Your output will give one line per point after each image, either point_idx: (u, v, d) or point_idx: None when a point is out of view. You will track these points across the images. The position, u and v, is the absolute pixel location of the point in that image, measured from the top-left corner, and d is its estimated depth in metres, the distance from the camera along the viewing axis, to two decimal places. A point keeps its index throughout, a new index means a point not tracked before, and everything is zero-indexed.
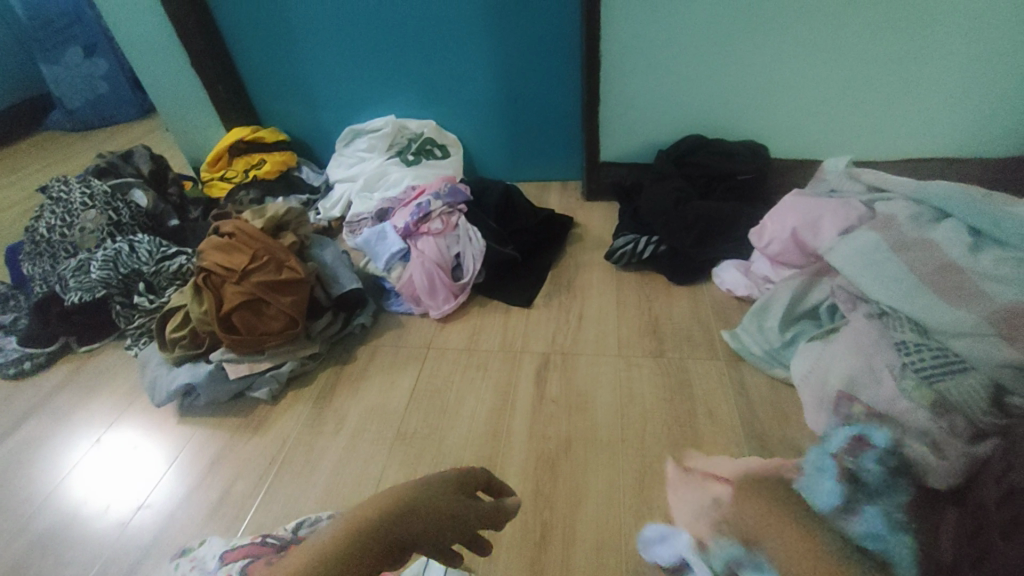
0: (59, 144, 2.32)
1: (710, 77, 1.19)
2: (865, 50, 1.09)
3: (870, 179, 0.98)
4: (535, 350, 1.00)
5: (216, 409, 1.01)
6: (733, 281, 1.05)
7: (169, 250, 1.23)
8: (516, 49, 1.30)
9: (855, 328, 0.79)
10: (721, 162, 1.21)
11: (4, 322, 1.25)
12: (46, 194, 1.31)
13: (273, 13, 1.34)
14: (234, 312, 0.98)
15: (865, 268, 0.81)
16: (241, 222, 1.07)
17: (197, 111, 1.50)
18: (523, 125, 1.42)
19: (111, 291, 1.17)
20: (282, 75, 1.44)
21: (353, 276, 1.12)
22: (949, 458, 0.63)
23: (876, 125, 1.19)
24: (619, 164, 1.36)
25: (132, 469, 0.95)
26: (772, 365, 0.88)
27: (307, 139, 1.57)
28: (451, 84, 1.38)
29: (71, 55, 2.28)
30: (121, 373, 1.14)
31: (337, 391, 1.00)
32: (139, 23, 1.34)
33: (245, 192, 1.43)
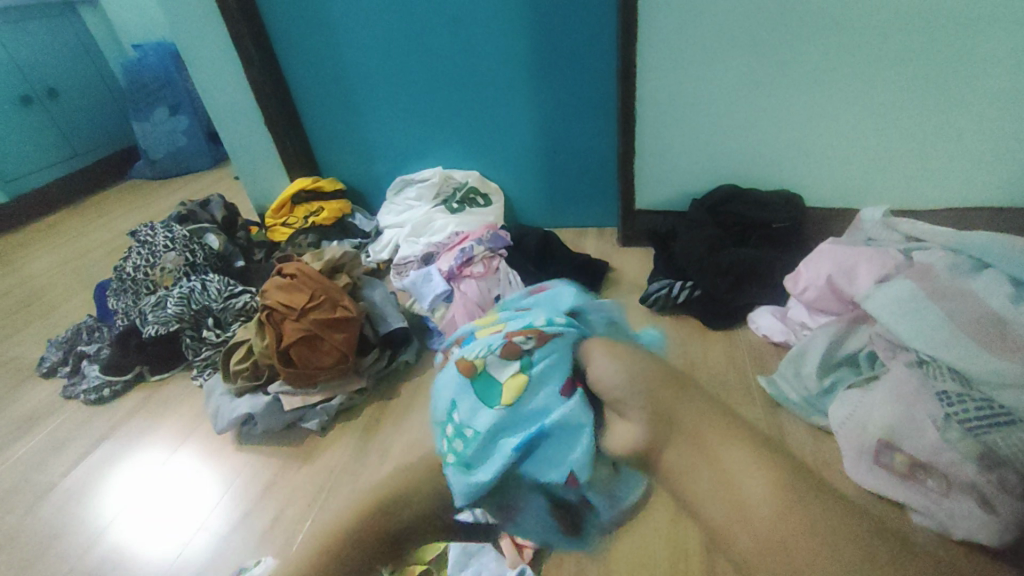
0: (141, 191, 2.57)
1: (745, 128, 1.24)
2: (895, 103, 1.13)
3: (907, 230, 1.00)
4: None
5: (270, 438, 1.08)
6: (769, 326, 1.05)
7: (236, 289, 1.35)
8: (556, 106, 1.40)
9: (895, 377, 0.79)
10: (756, 211, 1.24)
11: (88, 352, 1.39)
12: (134, 237, 1.47)
13: (339, 79, 1.50)
14: (292, 346, 1.06)
15: (904, 318, 0.82)
16: (303, 263, 1.17)
17: (267, 164, 1.66)
18: (561, 174, 1.50)
19: (183, 325, 1.29)
20: (342, 131, 1.59)
21: (400, 316, 1.19)
22: (998, 514, 0.64)
23: (914, 174, 1.19)
24: (654, 211, 1.41)
25: (193, 490, 1.02)
26: (811, 413, 0.87)
27: (361, 188, 1.70)
28: (494, 137, 1.49)
29: (159, 114, 2.57)
30: (188, 402, 1.24)
31: (382, 425, 1.06)
32: (225, 90, 1.53)
33: (304, 235, 1.55)
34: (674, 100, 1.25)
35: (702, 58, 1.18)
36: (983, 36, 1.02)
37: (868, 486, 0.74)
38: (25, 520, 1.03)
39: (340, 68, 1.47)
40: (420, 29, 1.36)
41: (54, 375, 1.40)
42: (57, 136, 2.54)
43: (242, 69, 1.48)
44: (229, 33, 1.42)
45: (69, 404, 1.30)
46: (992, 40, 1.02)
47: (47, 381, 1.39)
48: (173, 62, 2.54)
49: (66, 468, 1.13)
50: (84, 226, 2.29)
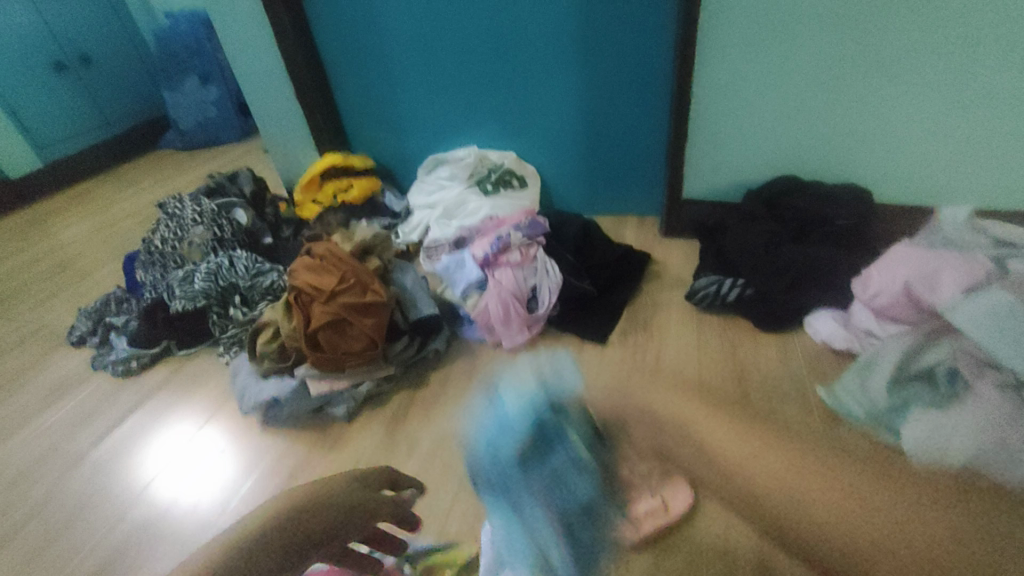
0: (171, 161, 2.57)
1: (810, 114, 1.14)
2: (987, 92, 1.02)
3: (999, 234, 0.90)
4: (610, 392, 0.98)
5: (295, 423, 1.05)
6: (829, 332, 0.98)
7: (263, 267, 1.32)
8: (603, 85, 1.31)
9: (982, 399, 0.71)
10: (817, 205, 1.14)
11: (116, 324, 1.37)
12: (162, 209, 1.44)
13: (374, 51, 1.43)
14: (320, 330, 1.02)
15: (996, 334, 0.74)
16: (332, 244, 1.13)
17: (297, 138, 1.61)
18: (604, 159, 1.42)
19: (210, 301, 1.26)
20: (376, 106, 1.53)
21: (431, 303, 1.14)
22: None
23: (1001, 172, 1.08)
24: (702, 201, 1.32)
25: (217, 474, 0.99)
26: (880, 432, 0.80)
27: (393, 166, 1.65)
28: (533, 117, 1.41)
29: (190, 83, 2.53)
30: (214, 379, 1.22)
31: (410, 416, 1.02)
32: (257, 59, 1.48)
33: (334, 214, 1.51)
34: (734, 82, 1.15)
35: (769, 35, 1.08)
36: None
37: None
38: (51, 491, 1.03)
39: (375, 39, 1.41)
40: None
41: (82, 345, 1.39)
42: (90, 103, 2.53)
43: (275, 38, 1.42)
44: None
45: (97, 375, 1.29)
46: None
47: (75, 351, 1.38)
48: (204, 30, 2.49)
49: (92, 441, 1.12)
50: (115, 195, 2.29)
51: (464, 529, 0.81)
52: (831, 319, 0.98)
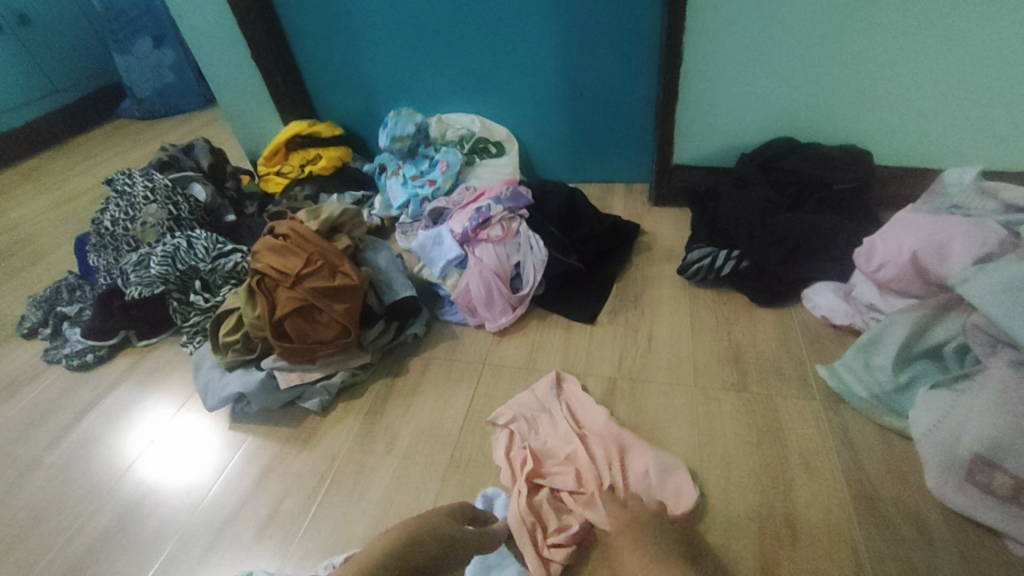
0: (129, 132, 2.40)
1: (811, 70, 1.05)
2: (1003, 42, 0.93)
3: (1010, 197, 0.83)
4: (600, 374, 0.92)
5: (267, 417, 0.99)
6: (829, 307, 0.92)
7: (225, 247, 1.22)
8: (588, 41, 1.20)
9: (997, 380, 0.65)
10: (816, 169, 1.07)
11: (70, 313, 1.28)
12: (111, 186, 1.32)
13: (333, 5, 1.29)
14: (287, 318, 0.94)
15: (1014, 309, 0.66)
16: (296, 222, 1.02)
17: (257, 105, 1.48)
18: (589, 123, 1.32)
19: (169, 287, 1.17)
20: (340, 67, 1.40)
21: (407, 284, 1.07)
22: None
23: (1009, 130, 1.02)
24: (693, 166, 1.24)
25: (185, 475, 0.93)
26: (883, 413, 0.76)
27: (363, 133, 1.53)
28: (512, 77, 1.30)
29: (142, 45, 2.33)
30: (179, 370, 1.14)
31: (389, 406, 0.95)
32: (204, 16, 1.33)
33: (300, 187, 1.40)
34: (729, 36, 1.05)
35: None
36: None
37: (953, 505, 0.65)
38: (5, 496, 0.96)
39: None
40: None
41: (36, 336, 1.30)
42: (34, 69, 2.33)
43: None
44: None
45: (52, 369, 1.20)
46: None
47: (28, 343, 1.29)
48: None
49: (49, 440, 1.05)
50: (68, 170, 2.14)
51: None
52: (831, 291, 0.93)
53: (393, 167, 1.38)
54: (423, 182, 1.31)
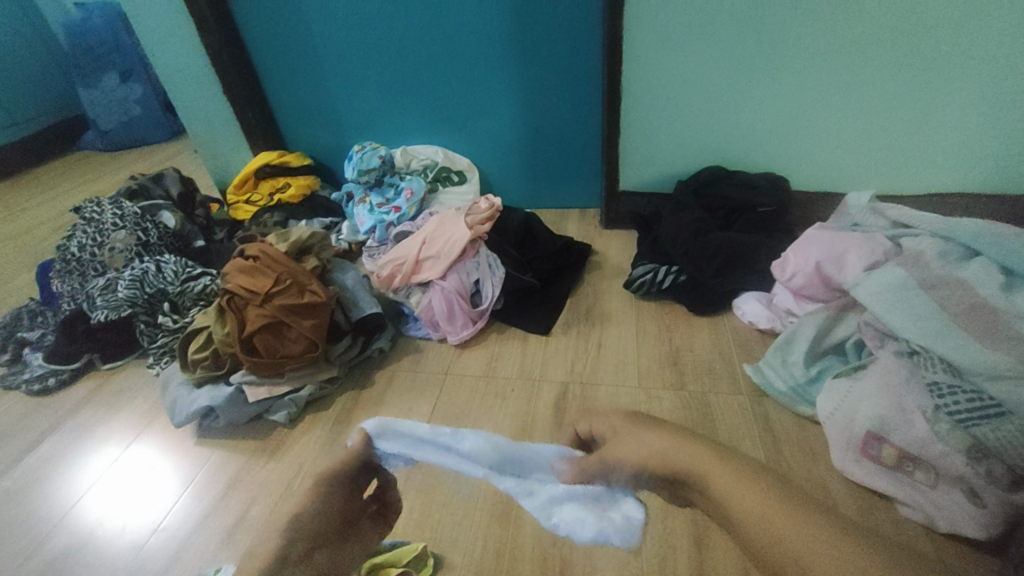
0: (93, 163, 2.40)
1: (731, 108, 1.20)
2: (884, 87, 1.10)
3: (895, 215, 0.96)
4: (553, 379, 1.00)
5: (234, 431, 1.02)
6: (754, 313, 1.04)
7: (194, 271, 1.25)
8: (537, 82, 1.33)
9: (883, 367, 0.77)
10: (742, 195, 1.21)
11: (31, 339, 1.28)
12: (79, 214, 1.34)
13: (303, 47, 1.39)
14: (256, 334, 0.99)
15: (893, 308, 0.79)
16: (266, 245, 1.08)
17: (227, 137, 1.54)
18: (542, 154, 1.44)
19: (137, 310, 1.19)
20: (310, 103, 1.49)
21: (373, 302, 1.13)
22: (986, 507, 0.64)
23: (897, 160, 1.18)
24: (637, 192, 1.37)
25: (149, 493, 0.95)
26: (798, 402, 0.85)
27: (330, 163, 1.60)
28: (471, 113, 1.41)
29: (109, 80, 2.36)
30: (145, 392, 1.16)
31: (355, 415, 1.00)
32: (178, 54, 1.40)
33: (269, 214, 1.45)
34: (660, 79, 1.19)
35: (690, 32, 1.12)
36: (988, 10, 0.97)
37: (852, 476, 0.74)
38: None
39: (304, 34, 1.36)
40: None
41: None
42: None
43: (195, 32, 1.35)
44: None
45: (9, 395, 1.20)
46: (983, 23, 0.99)
47: None
48: (122, 23, 2.32)
49: (7, 465, 1.04)
50: (28, 200, 2.12)
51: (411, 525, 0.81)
52: (757, 296, 1.05)
53: (360, 195, 1.45)
54: (389, 208, 1.39)
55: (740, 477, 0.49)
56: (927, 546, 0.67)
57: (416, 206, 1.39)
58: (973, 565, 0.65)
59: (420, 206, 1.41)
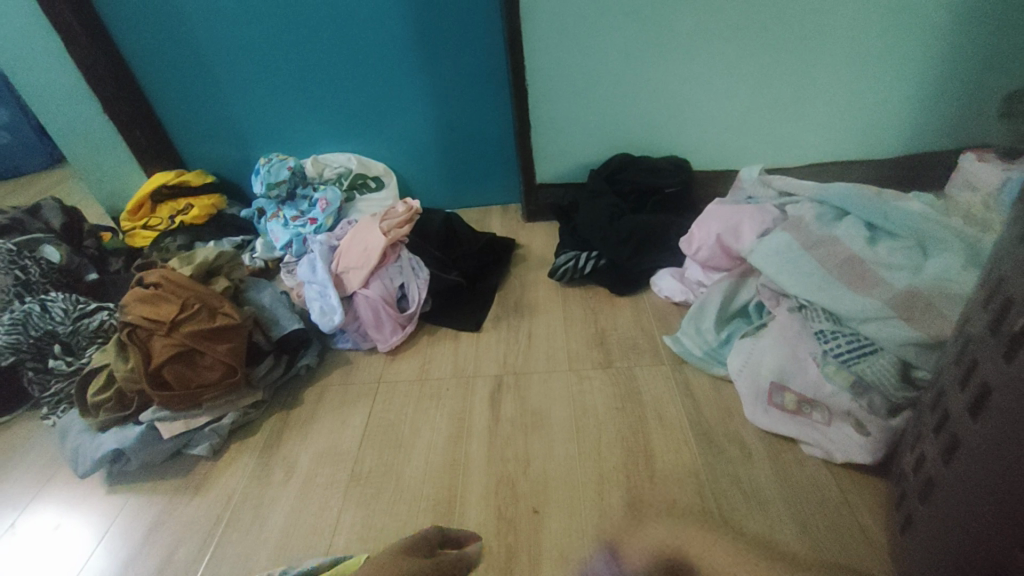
0: None
1: (630, 96, 1.26)
2: (760, 70, 1.20)
3: (781, 186, 1.05)
4: (487, 373, 1.01)
5: (150, 472, 0.95)
6: (670, 288, 1.10)
7: (88, 306, 1.15)
8: (444, 82, 1.33)
9: (779, 323, 0.85)
10: (648, 178, 1.28)
11: None
12: None
13: (191, 57, 1.31)
14: (165, 366, 0.92)
15: (783, 267, 0.87)
16: (168, 270, 1.01)
17: (115, 159, 1.42)
18: (457, 153, 1.45)
19: (22, 356, 1.08)
20: (206, 117, 1.40)
21: (295, 319, 1.08)
22: (870, 435, 0.72)
23: (779, 135, 1.30)
24: (553, 184, 1.41)
25: (54, 555, 0.85)
26: (713, 365, 0.92)
27: (236, 179, 1.52)
28: (380, 115, 1.39)
29: None
30: (40, 445, 1.04)
31: (285, 437, 0.96)
32: (46, 72, 1.28)
33: (172, 238, 1.35)
34: (561, 72, 1.23)
35: (583, 27, 1.17)
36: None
37: (762, 426, 0.81)
38: None
39: (190, 43, 1.28)
40: None
41: None
42: None
43: (63, 45, 1.24)
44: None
45: None
46: (833, 8, 1.11)
47: None
48: None
49: None
50: None
51: (353, 537, 0.79)
52: (671, 271, 1.12)
53: (272, 210, 1.39)
54: (304, 221, 1.35)
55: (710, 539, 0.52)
56: (830, 477, 0.75)
57: (332, 217, 1.35)
58: (868, 488, 0.73)
59: (336, 216, 1.37)
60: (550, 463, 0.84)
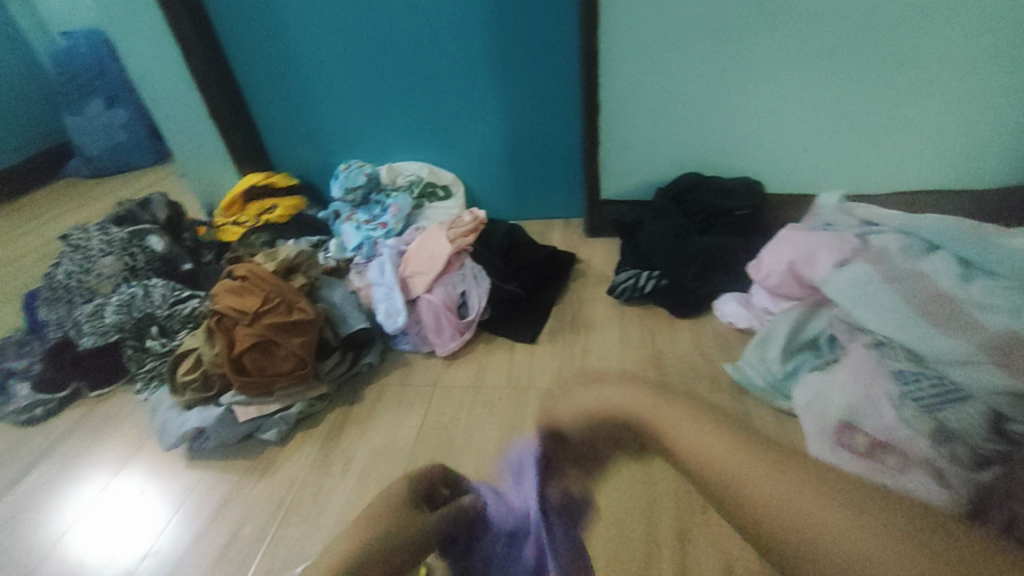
0: (79, 189, 2.37)
1: (704, 115, 1.24)
2: (846, 92, 1.14)
3: (863, 214, 0.99)
4: (540, 387, 1.02)
5: (224, 452, 1.02)
6: (734, 313, 1.07)
7: (183, 293, 1.26)
8: (517, 97, 1.37)
9: (854, 359, 0.80)
10: (718, 199, 1.25)
11: (17, 369, 1.26)
12: (66, 241, 1.36)
13: (288, 70, 1.42)
14: (245, 354, 0.99)
15: (860, 301, 0.83)
16: (254, 265, 1.10)
17: (215, 160, 1.56)
18: (524, 167, 1.47)
19: (125, 335, 1.20)
20: (296, 124, 1.51)
21: (362, 318, 1.14)
22: (951, 487, 0.63)
23: (865, 161, 1.23)
24: (619, 200, 1.40)
25: (138, 520, 0.94)
26: (777, 397, 0.88)
27: (317, 183, 1.63)
28: (453, 128, 1.44)
29: (94, 106, 2.36)
30: (134, 416, 1.16)
31: (345, 430, 1.02)
32: (166, 81, 1.43)
33: (256, 235, 1.44)
34: (635, 91, 1.23)
35: (661, 45, 1.16)
36: (939, 18, 1.03)
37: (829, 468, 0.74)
38: None
39: (288, 57, 1.39)
40: (373, 16, 1.29)
41: None
42: None
43: (182, 58, 1.38)
44: (164, 18, 1.32)
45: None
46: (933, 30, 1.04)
47: None
48: (108, 50, 2.33)
49: None
50: (15, 227, 2.07)
51: None
52: (735, 294, 1.10)
53: (346, 213, 1.47)
54: (375, 225, 1.41)
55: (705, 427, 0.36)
56: None
57: (401, 223, 1.41)
58: None
59: (406, 222, 1.43)
60: None
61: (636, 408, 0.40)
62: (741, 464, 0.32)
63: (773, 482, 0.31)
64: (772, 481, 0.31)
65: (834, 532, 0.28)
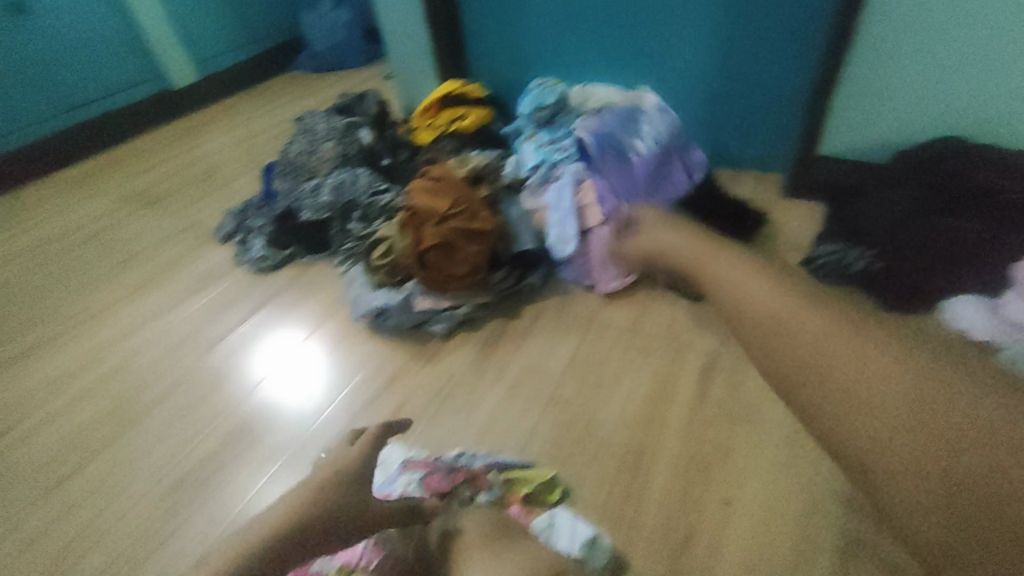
0: (303, 80, 2.67)
1: (991, 64, 1.03)
2: None
3: None
4: (703, 347, 0.97)
5: (397, 333, 1.14)
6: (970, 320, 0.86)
7: (381, 186, 1.41)
8: (750, 21, 1.19)
9: None
10: (982, 176, 1.00)
11: (255, 226, 1.53)
12: (300, 124, 1.59)
13: None
14: (429, 250, 1.08)
15: None
16: (447, 170, 1.18)
17: (422, 64, 1.64)
18: (732, 106, 1.32)
19: (334, 214, 1.39)
20: (501, 35, 1.51)
21: (533, 239, 1.18)
22: None
23: None
24: (839, 157, 1.25)
25: (330, 370, 1.12)
26: None
27: (507, 98, 1.64)
28: (661, 52, 1.32)
29: (325, 5, 2.61)
30: (332, 285, 1.35)
31: (504, 341, 1.08)
32: None
33: (444, 142, 1.51)
34: None
35: None
36: None
37: None
38: (194, 365, 1.19)
39: None
40: None
41: (227, 242, 1.57)
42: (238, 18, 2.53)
43: None
44: None
45: (236, 270, 1.45)
46: None
47: (224, 245, 1.56)
48: None
49: (230, 325, 1.29)
50: (255, 108, 2.40)
51: (543, 451, 0.86)
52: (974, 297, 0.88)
53: (530, 131, 1.43)
54: (556, 146, 1.31)
55: (850, 351, 0.48)
56: None
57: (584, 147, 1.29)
58: None
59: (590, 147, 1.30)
60: (752, 462, 0.79)
61: (791, 345, 0.51)
62: (838, 369, 0.48)
63: (882, 405, 0.45)
64: (885, 412, 0.44)
65: (901, 438, 0.43)
